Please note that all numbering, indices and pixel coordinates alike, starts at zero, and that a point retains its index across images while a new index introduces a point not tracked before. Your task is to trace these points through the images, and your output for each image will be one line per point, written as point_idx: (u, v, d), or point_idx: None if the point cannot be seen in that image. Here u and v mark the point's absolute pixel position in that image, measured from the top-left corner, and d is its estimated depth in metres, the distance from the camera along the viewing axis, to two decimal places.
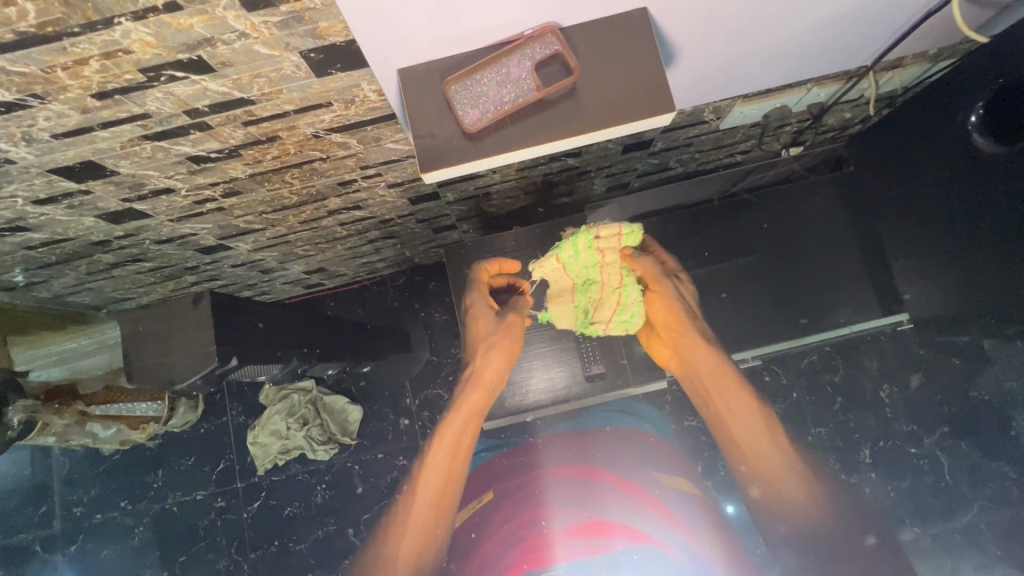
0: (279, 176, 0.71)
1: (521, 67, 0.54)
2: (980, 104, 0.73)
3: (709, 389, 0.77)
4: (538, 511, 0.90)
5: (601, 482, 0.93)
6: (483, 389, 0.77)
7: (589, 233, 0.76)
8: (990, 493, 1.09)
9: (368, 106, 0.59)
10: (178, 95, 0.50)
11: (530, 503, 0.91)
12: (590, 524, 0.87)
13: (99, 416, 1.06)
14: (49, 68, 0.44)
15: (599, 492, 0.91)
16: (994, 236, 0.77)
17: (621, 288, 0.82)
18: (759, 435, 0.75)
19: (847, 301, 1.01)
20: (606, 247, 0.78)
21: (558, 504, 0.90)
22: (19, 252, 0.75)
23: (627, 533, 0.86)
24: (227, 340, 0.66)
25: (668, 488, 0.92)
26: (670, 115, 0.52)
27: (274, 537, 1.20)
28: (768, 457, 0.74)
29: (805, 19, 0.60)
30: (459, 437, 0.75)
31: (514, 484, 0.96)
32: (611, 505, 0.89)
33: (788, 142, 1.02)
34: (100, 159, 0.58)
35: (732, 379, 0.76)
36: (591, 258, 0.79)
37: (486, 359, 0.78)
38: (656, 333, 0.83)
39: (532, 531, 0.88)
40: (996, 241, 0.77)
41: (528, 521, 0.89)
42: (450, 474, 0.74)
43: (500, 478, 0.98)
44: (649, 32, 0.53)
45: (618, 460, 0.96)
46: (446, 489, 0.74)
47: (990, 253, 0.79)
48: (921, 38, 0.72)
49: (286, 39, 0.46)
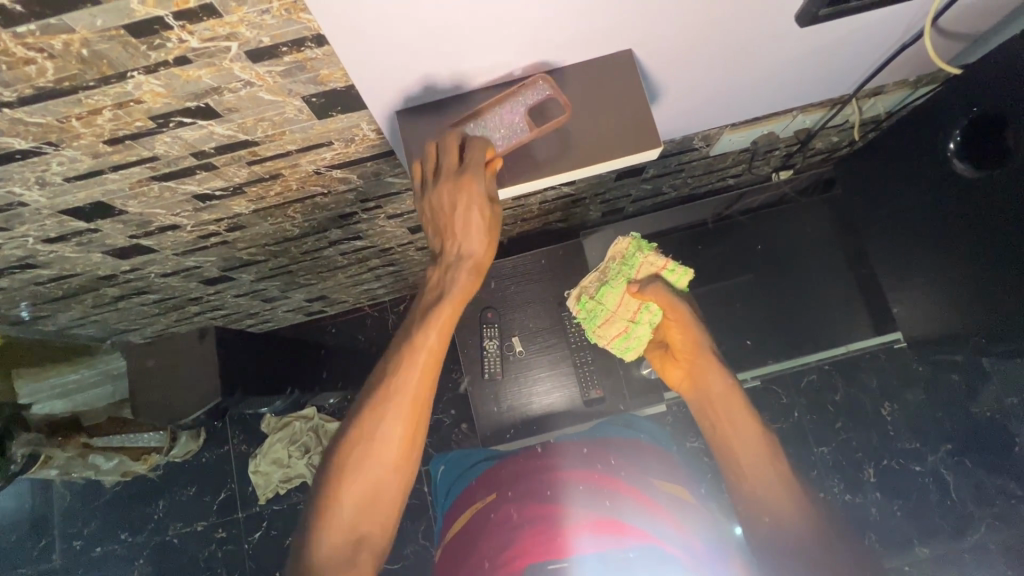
0: (282, 211, 0.73)
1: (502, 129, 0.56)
2: (958, 132, 0.77)
3: (716, 410, 0.76)
4: (545, 506, 0.68)
5: (624, 484, 0.71)
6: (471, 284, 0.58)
7: (646, 243, 0.86)
8: (997, 511, 1.06)
9: (368, 144, 0.61)
10: (186, 139, 0.53)
11: (534, 503, 0.69)
12: (601, 521, 0.65)
13: (101, 448, 1.04)
14: (65, 118, 0.46)
15: (621, 494, 0.69)
16: (972, 263, 0.80)
17: (631, 322, 0.88)
18: (763, 463, 0.71)
19: (845, 320, 1.04)
20: (646, 267, 0.86)
21: (569, 497, 0.68)
22: (28, 288, 0.77)
23: (652, 539, 0.63)
24: (231, 375, 0.67)
25: (683, 497, 0.73)
26: (656, 149, 0.55)
27: (276, 566, 1.19)
28: (768, 485, 0.69)
29: (784, 56, 0.63)
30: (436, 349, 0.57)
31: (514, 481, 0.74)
32: (635, 507, 0.67)
33: (777, 166, 1.07)
34: (109, 200, 0.60)
35: (739, 400, 0.75)
36: (631, 261, 0.87)
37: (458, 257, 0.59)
38: (670, 355, 0.84)
39: (532, 529, 0.65)
40: (969, 265, 0.81)
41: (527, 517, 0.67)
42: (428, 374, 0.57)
43: (504, 472, 0.77)
44: (635, 72, 0.56)
45: (641, 469, 0.75)
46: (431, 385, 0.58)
47: (968, 278, 0.82)
48: (897, 70, 0.75)
49: (289, 86, 0.48)
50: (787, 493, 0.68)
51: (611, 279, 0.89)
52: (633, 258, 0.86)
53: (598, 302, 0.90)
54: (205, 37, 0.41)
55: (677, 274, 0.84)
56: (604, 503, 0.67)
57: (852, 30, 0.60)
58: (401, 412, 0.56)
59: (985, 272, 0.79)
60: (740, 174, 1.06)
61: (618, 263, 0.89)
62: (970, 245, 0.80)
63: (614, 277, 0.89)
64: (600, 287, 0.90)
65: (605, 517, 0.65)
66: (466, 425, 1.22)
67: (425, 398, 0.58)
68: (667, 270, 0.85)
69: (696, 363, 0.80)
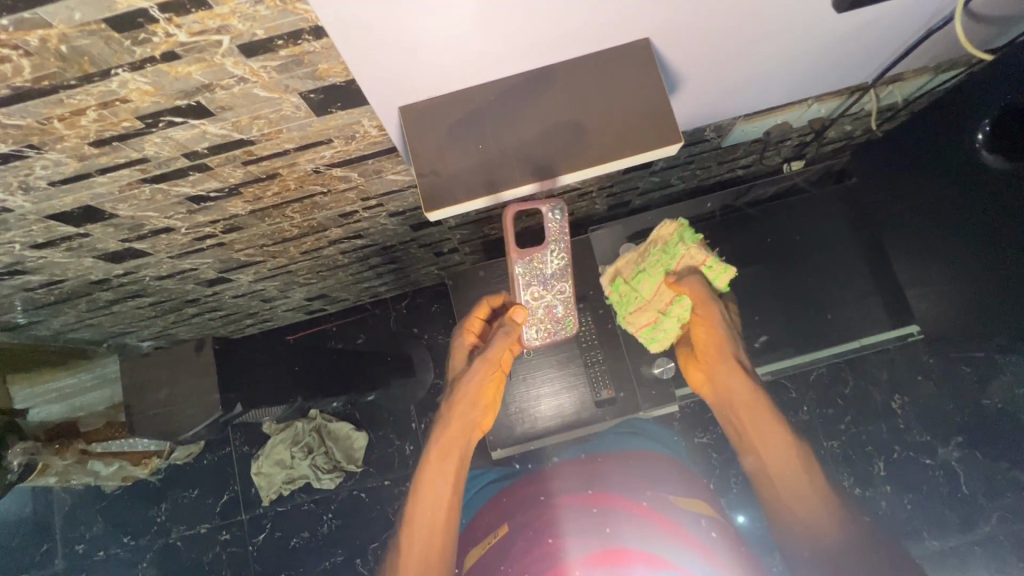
0: (280, 211, 0.70)
1: (526, 255, 0.69)
2: (986, 121, 0.74)
3: (740, 414, 0.75)
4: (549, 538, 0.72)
5: (619, 508, 0.75)
6: (472, 398, 0.77)
7: (692, 234, 0.78)
8: (1008, 504, 1.08)
9: (369, 141, 0.58)
10: (177, 139, 0.50)
11: (538, 539, 0.73)
12: (608, 551, 0.68)
13: (100, 454, 1.00)
14: (46, 119, 0.43)
15: (616, 519, 0.73)
16: (996, 264, 0.80)
17: (660, 313, 0.83)
18: (795, 476, 0.70)
19: (862, 316, 1.01)
20: (686, 261, 0.79)
21: (567, 528, 0.73)
22: (18, 295, 0.75)
23: (653, 561, 0.67)
24: (231, 387, 0.66)
25: (690, 514, 0.75)
26: (677, 145, 0.52)
27: (282, 568, 1.18)
28: (799, 494, 0.69)
29: (805, 44, 0.60)
30: (445, 452, 0.75)
31: (525, 517, 0.78)
32: (630, 531, 0.71)
33: (789, 155, 1.03)
34: (98, 204, 0.57)
35: (763, 410, 0.74)
36: (672, 251, 0.80)
37: (456, 407, 0.77)
38: (693, 356, 0.81)
39: (541, 568, 0.69)
40: (993, 264, 0.80)
41: (534, 553, 0.71)
42: (438, 474, 0.74)
43: (512, 515, 0.82)
44: (653, 63, 0.53)
45: (640, 490, 0.79)
46: (443, 483, 0.73)
47: (993, 281, 0.81)
48: (920, 58, 0.72)
49: (286, 82, 0.45)
50: (822, 503, 0.68)
51: (650, 264, 0.83)
52: (676, 249, 0.80)
53: (632, 287, 0.85)
54: (194, 30, 0.38)
55: (716, 271, 0.78)
56: (608, 533, 0.71)
57: (880, 14, 0.57)
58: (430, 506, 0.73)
59: (1006, 275, 0.79)
60: (750, 165, 1.03)
61: (659, 248, 0.83)
62: (1000, 237, 0.77)
63: (654, 265, 0.82)
64: (637, 272, 0.85)
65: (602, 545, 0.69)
66: None
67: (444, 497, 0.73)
68: (707, 266, 0.78)
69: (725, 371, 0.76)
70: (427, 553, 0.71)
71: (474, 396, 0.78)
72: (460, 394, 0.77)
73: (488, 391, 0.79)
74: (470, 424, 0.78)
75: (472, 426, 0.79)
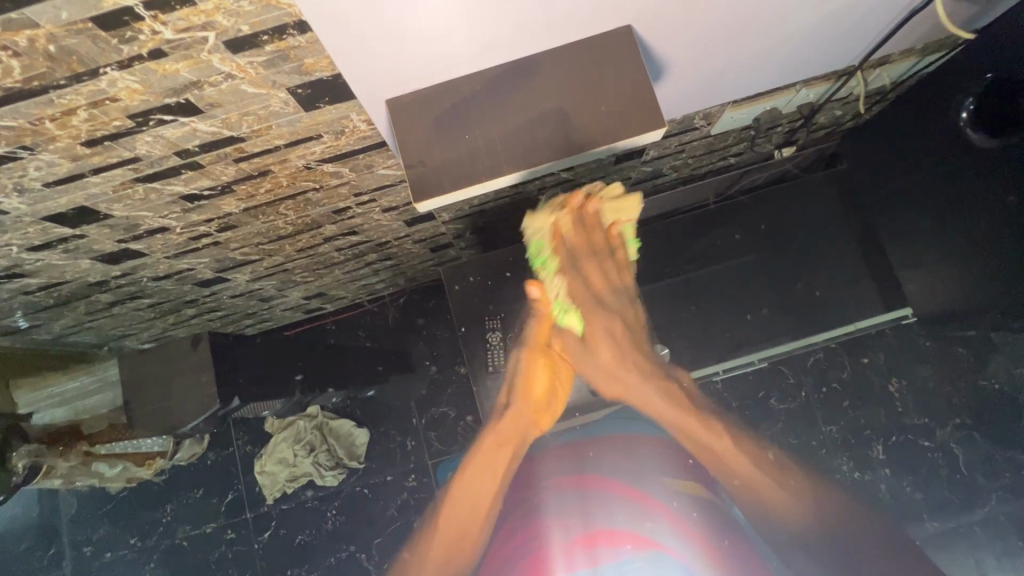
0: (273, 209, 0.71)
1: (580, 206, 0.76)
2: (970, 99, 0.74)
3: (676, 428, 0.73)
4: (536, 525, 0.90)
5: (604, 488, 0.93)
6: (525, 398, 0.81)
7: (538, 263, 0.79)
8: (1006, 484, 1.09)
9: (359, 136, 0.59)
10: (168, 138, 0.50)
11: (530, 518, 0.91)
12: (590, 534, 0.90)
13: (105, 455, 1.00)
14: (37, 120, 0.44)
15: (599, 500, 0.92)
16: (989, 240, 0.80)
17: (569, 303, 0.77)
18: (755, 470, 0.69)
19: (851, 300, 1.00)
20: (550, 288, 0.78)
21: (555, 515, 0.91)
22: (18, 298, 0.75)
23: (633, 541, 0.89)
24: (228, 382, 0.67)
25: (669, 492, 0.90)
26: (660, 131, 0.53)
27: (287, 565, 1.19)
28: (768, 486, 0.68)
29: (789, 28, 0.61)
30: (489, 463, 0.77)
31: (518, 497, 0.92)
32: (612, 512, 0.91)
33: (780, 142, 1.01)
34: (93, 205, 0.58)
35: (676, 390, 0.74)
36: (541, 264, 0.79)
37: (512, 410, 0.81)
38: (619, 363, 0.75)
39: (533, 545, 0.89)
40: (987, 243, 0.81)
41: (526, 536, 0.90)
42: (477, 481, 0.75)
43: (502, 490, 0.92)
44: (636, 51, 0.53)
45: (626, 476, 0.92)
46: (479, 491, 0.75)
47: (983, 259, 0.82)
48: (906, 39, 0.73)
49: (273, 77, 0.46)
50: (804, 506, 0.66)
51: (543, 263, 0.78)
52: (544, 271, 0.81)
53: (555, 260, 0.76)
54: (180, 28, 0.38)
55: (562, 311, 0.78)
56: (592, 515, 0.91)
57: None
58: (451, 515, 0.73)
59: (996, 254, 0.80)
60: (741, 153, 1.03)
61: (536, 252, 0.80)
62: (994, 217, 0.78)
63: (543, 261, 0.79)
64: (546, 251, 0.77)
65: (585, 528, 0.91)
66: (471, 418, 1.22)
67: (473, 513, 0.74)
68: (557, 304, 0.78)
69: (614, 389, 0.76)
70: (449, 546, 0.71)
71: (521, 405, 0.81)
72: (512, 390, 0.82)
73: (543, 383, 0.82)
74: (524, 422, 0.81)
75: (528, 421, 0.81)
